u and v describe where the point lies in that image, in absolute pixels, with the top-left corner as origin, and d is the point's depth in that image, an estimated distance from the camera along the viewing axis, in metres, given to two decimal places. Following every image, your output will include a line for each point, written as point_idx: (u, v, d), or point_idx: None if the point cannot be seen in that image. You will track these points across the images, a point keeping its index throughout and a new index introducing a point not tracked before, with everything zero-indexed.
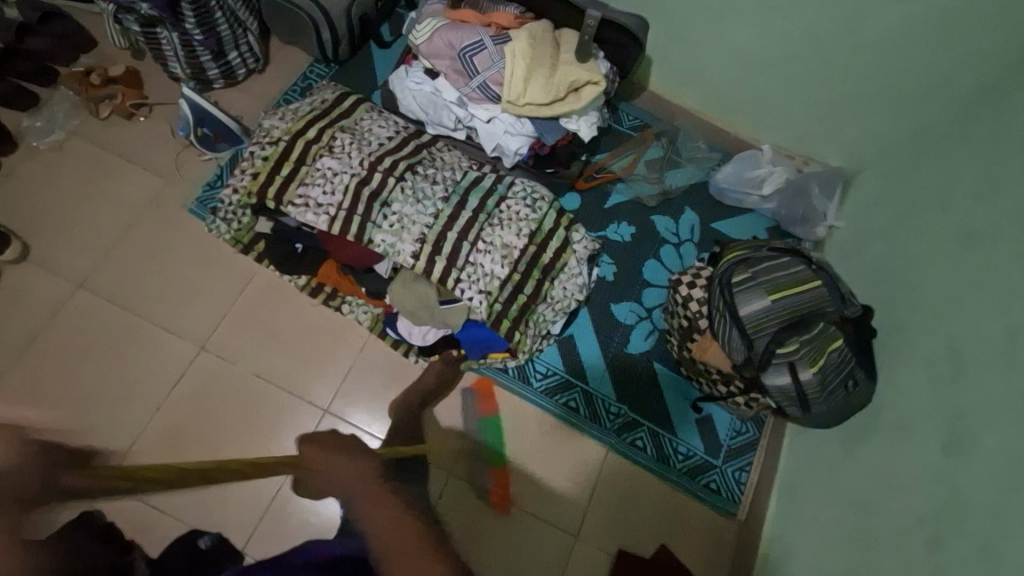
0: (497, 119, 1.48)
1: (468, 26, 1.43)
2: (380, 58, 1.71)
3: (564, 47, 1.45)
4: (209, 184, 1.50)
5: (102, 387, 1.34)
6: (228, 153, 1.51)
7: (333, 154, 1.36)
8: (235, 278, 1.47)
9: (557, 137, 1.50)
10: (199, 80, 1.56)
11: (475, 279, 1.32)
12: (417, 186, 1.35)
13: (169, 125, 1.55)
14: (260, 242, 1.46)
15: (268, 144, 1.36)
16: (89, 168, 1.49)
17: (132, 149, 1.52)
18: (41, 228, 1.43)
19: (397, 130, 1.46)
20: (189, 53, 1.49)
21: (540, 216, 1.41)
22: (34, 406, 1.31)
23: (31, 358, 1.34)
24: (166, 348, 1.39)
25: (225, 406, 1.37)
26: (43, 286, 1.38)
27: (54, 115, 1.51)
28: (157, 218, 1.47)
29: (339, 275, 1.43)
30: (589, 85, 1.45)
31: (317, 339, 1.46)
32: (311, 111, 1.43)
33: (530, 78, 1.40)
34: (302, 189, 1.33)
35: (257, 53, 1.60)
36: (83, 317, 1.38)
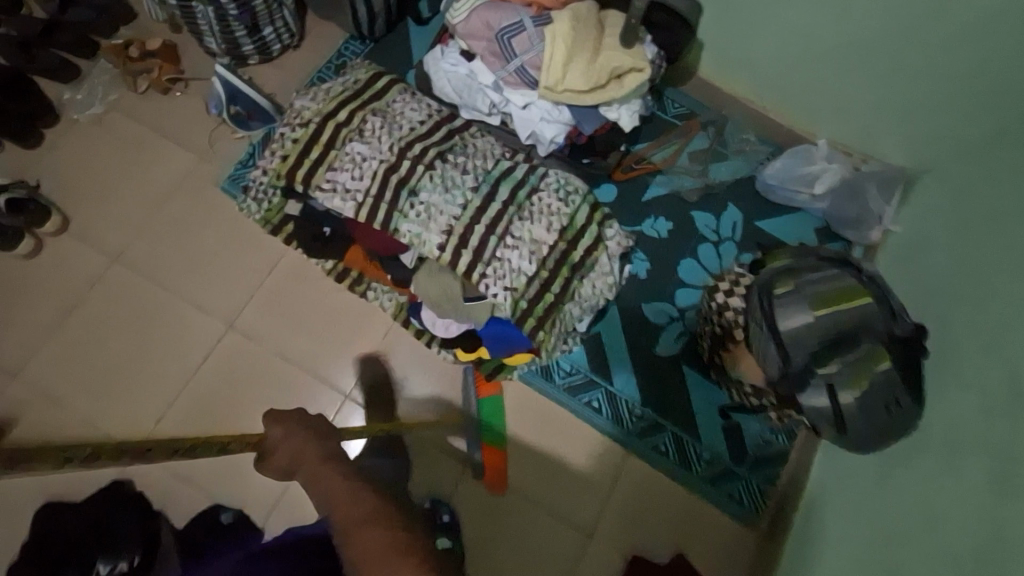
0: (534, 105, 1.41)
1: (507, 6, 1.36)
2: (417, 37, 1.65)
3: (609, 30, 1.36)
4: (242, 163, 1.50)
5: (133, 360, 1.38)
6: (261, 132, 1.51)
7: (363, 138, 1.33)
8: (264, 259, 1.47)
9: (595, 126, 1.43)
10: (235, 56, 1.54)
11: (501, 274, 1.29)
12: (446, 174, 1.31)
13: (203, 102, 1.54)
14: (289, 225, 1.44)
15: (299, 126, 1.33)
16: (126, 142, 1.51)
17: (168, 125, 1.52)
18: (79, 201, 1.45)
19: (429, 113, 1.41)
20: (225, 28, 1.46)
21: (572, 210, 1.35)
22: (71, 375, 1.36)
23: (68, 329, 1.38)
24: (195, 325, 1.41)
25: (250, 385, 1.40)
26: (80, 259, 1.42)
27: (94, 88, 1.52)
28: (190, 195, 1.48)
29: (365, 260, 1.42)
30: (633, 72, 1.37)
31: (342, 324, 1.47)
32: (343, 92, 1.39)
33: (570, 63, 1.33)
34: (330, 173, 1.30)
35: (292, 30, 1.57)
36: (118, 291, 1.41)
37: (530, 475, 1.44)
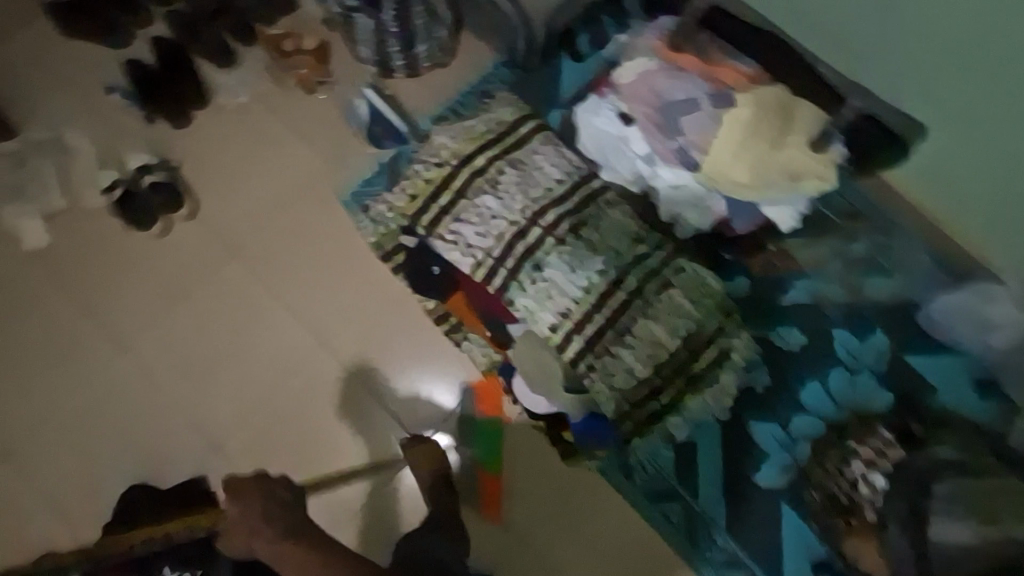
0: (686, 186, 1.26)
1: (683, 76, 1.21)
2: (569, 70, 1.49)
3: (796, 122, 1.17)
4: (367, 180, 1.45)
5: (229, 359, 1.39)
6: (392, 152, 1.47)
7: (495, 192, 1.25)
8: (367, 283, 1.44)
9: (747, 223, 1.28)
10: (383, 67, 1.51)
11: (609, 371, 1.19)
12: (575, 251, 1.21)
13: (343, 109, 1.51)
14: (400, 254, 1.40)
15: (434, 165, 1.28)
16: (264, 138, 1.50)
17: (306, 126, 1.51)
18: (211, 189, 1.47)
19: (568, 170, 1.29)
20: (381, 38, 1.45)
21: (701, 316, 1.21)
22: (170, 362, 1.38)
23: (177, 314, 1.40)
24: (294, 337, 1.41)
25: (327, 409, 1.37)
26: (203, 247, 1.44)
27: (243, 76, 1.52)
28: (313, 203, 1.47)
29: (467, 308, 1.36)
30: (811, 178, 1.19)
31: (431, 368, 1.38)
32: (484, 133, 1.32)
33: (739, 157, 1.18)
34: (455, 223, 1.24)
35: (445, 48, 1.51)
36: (229, 286, 1.43)
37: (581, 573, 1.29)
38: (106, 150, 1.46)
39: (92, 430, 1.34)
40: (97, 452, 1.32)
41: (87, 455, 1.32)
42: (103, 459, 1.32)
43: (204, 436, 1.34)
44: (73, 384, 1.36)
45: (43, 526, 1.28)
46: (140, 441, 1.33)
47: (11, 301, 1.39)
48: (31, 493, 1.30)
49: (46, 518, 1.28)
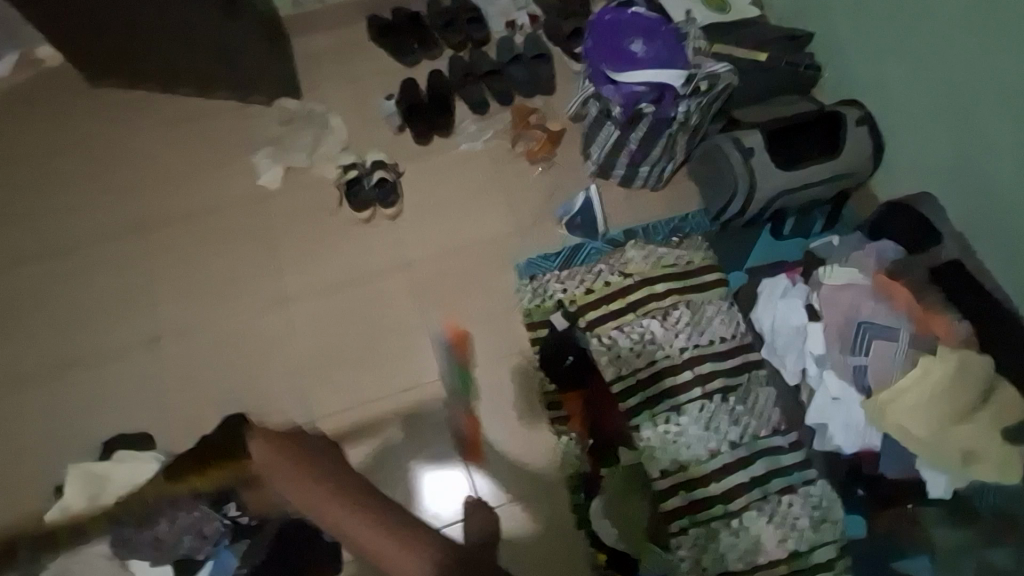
0: (846, 404, 1.21)
1: (890, 306, 1.21)
2: (764, 243, 1.59)
3: (992, 402, 1.11)
4: (545, 256, 1.57)
5: (361, 349, 1.48)
6: (576, 242, 1.58)
7: (663, 323, 1.29)
8: (505, 343, 1.49)
9: (899, 471, 1.19)
10: (603, 171, 1.63)
11: (700, 545, 1.13)
12: (716, 413, 1.20)
13: (554, 188, 1.65)
14: (543, 330, 1.48)
15: (618, 273, 1.36)
16: (478, 183, 1.67)
17: (515, 188, 1.66)
18: (416, 204, 1.63)
19: (735, 333, 1.31)
20: (615, 149, 1.52)
21: (816, 540, 1.13)
22: (314, 327, 1.49)
23: (338, 290, 1.53)
24: (418, 359, 1.48)
25: (419, 437, 1.40)
26: (386, 246, 1.58)
27: (486, 128, 1.73)
28: (491, 253, 1.58)
29: (581, 411, 1.37)
30: (986, 463, 1.10)
31: (521, 450, 1.38)
32: (672, 266, 1.39)
33: (920, 406, 1.12)
34: (615, 332, 1.29)
35: (662, 177, 1.60)
36: (388, 287, 1.54)
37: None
38: (356, 139, 1.70)
39: (228, 351, 1.46)
40: (219, 371, 1.44)
41: (211, 372, 1.44)
42: (223, 381, 1.43)
43: (305, 404, 1.42)
44: (233, 308, 1.50)
45: (146, 411, 1.39)
46: (255, 381, 1.44)
47: (225, 220, 1.59)
48: (155, 381, 1.42)
49: (151, 404, 1.40)
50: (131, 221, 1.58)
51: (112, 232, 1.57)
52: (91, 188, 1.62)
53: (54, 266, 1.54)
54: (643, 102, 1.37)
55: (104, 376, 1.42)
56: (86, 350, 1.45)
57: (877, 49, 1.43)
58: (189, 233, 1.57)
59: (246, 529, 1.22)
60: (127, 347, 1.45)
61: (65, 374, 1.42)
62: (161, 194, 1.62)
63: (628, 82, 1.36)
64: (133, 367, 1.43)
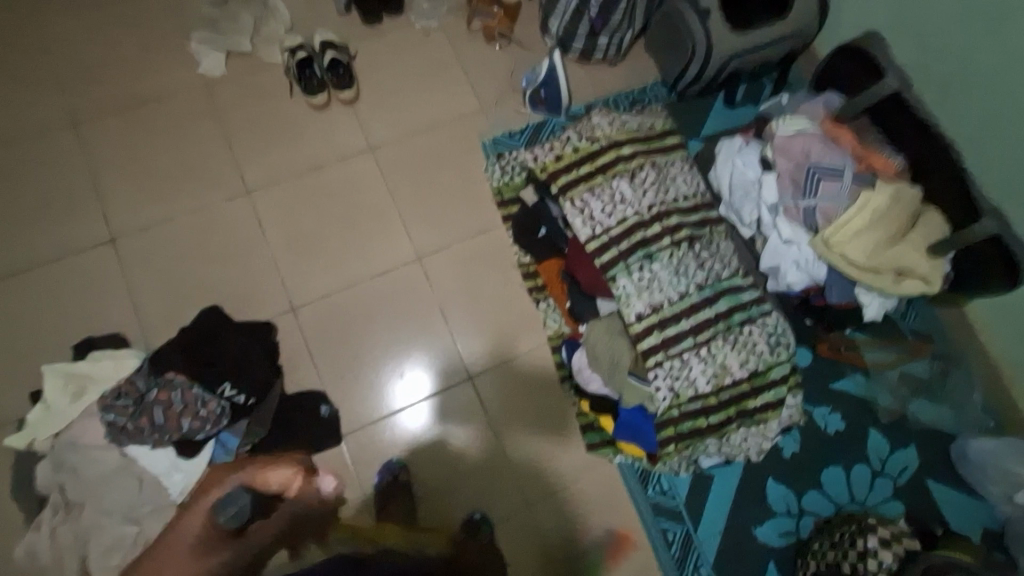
0: (796, 245, 1.33)
1: (838, 148, 1.32)
2: (718, 112, 1.65)
3: (919, 227, 1.27)
4: (510, 134, 1.58)
5: (335, 237, 1.47)
6: (540, 119, 1.60)
7: (631, 182, 1.34)
8: (478, 221, 1.52)
9: (841, 298, 1.33)
10: (562, 44, 1.62)
11: (675, 375, 1.25)
12: (684, 259, 1.30)
13: (514, 67, 1.64)
14: (515, 207, 1.52)
15: (586, 138, 1.38)
16: (436, 64, 1.62)
17: (475, 68, 1.63)
18: (373, 89, 1.58)
19: (696, 191, 1.40)
20: (574, 19, 1.53)
21: (773, 361, 1.29)
22: (284, 219, 1.46)
23: (302, 180, 1.49)
24: (392, 242, 1.48)
25: (403, 316, 1.43)
26: (348, 133, 1.54)
27: (439, 6, 1.65)
28: (456, 136, 1.58)
29: (557, 277, 1.42)
30: (916, 279, 1.27)
31: (505, 319, 1.46)
32: (635, 130, 1.42)
33: (862, 235, 1.26)
34: (586, 195, 1.33)
35: (621, 49, 1.62)
36: (354, 174, 1.52)
37: (579, 551, 1.31)
38: (300, 20, 1.59)
39: (194, 247, 1.42)
40: (186, 266, 1.40)
41: (180, 268, 1.40)
42: (191, 276, 1.39)
43: (283, 291, 1.41)
44: (193, 204, 1.44)
45: (114, 310, 1.35)
46: (227, 274, 1.41)
47: (168, 112, 1.49)
48: (121, 280, 1.37)
49: (119, 303, 1.35)
50: (61, 116, 1.46)
51: (42, 129, 1.44)
52: (7, 82, 1.46)
53: None
54: None
55: (63, 279, 1.36)
56: (37, 254, 1.37)
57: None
58: (131, 128, 1.47)
59: (244, 407, 1.27)
60: (83, 248, 1.38)
61: (19, 280, 1.35)
62: (91, 87, 1.48)
63: None
64: (95, 268, 1.37)
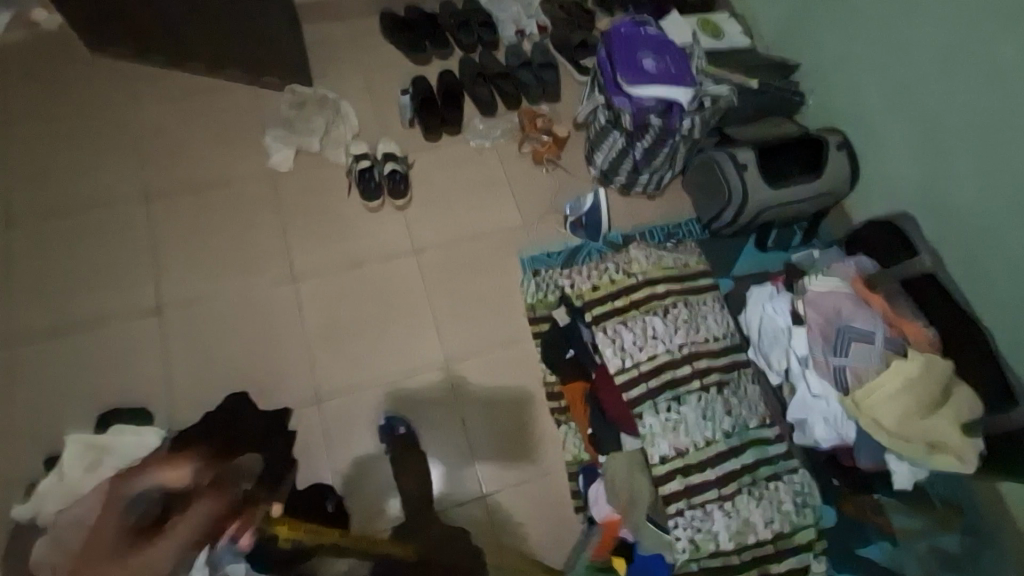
0: (825, 400, 1.34)
1: (870, 311, 1.34)
2: (748, 254, 1.70)
3: (950, 400, 1.26)
4: (548, 253, 1.64)
5: (368, 333, 1.50)
6: (579, 242, 1.66)
7: (664, 318, 1.37)
8: (509, 334, 1.55)
9: (870, 463, 1.31)
10: (604, 178, 1.71)
11: (695, 525, 1.21)
12: (712, 403, 1.30)
13: (559, 190, 1.73)
14: (545, 324, 1.54)
15: (623, 271, 1.43)
16: (484, 179, 1.72)
17: (521, 187, 1.73)
18: (424, 196, 1.67)
19: (727, 332, 1.42)
20: (618, 158, 1.61)
21: (798, 523, 1.25)
22: (322, 309, 1.50)
23: (345, 274, 1.55)
24: (422, 345, 1.50)
25: (424, 421, 1.43)
26: (394, 234, 1.61)
27: (495, 127, 1.78)
28: (497, 248, 1.64)
29: (580, 400, 1.42)
30: (947, 454, 1.24)
31: (524, 438, 1.44)
32: (671, 268, 1.47)
33: (893, 401, 1.25)
34: (619, 326, 1.36)
35: (660, 185, 1.70)
36: (395, 274, 1.57)
37: None
38: (367, 128, 1.72)
39: (231, 327, 1.45)
40: (220, 346, 1.42)
41: (214, 347, 1.42)
42: (222, 356, 1.41)
43: (309, 383, 1.42)
44: (238, 286, 1.49)
45: (141, 382, 1.36)
46: (257, 358, 1.42)
47: (233, 196, 1.58)
48: (157, 353, 1.39)
49: (149, 375, 1.37)
50: (133, 191, 1.55)
51: (116, 199, 1.54)
52: (93, 154, 1.58)
53: (47, 229, 1.48)
54: (652, 115, 1.45)
55: (103, 344, 1.39)
56: (83, 318, 1.41)
57: (869, 69, 1.57)
58: (195, 207, 1.56)
59: None
60: (130, 316, 1.42)
61: (61, 340, 1.38)
62: (168, 166, 1.59)
63: (640, 94, 1.42)
64: (136, 337, 1.40)
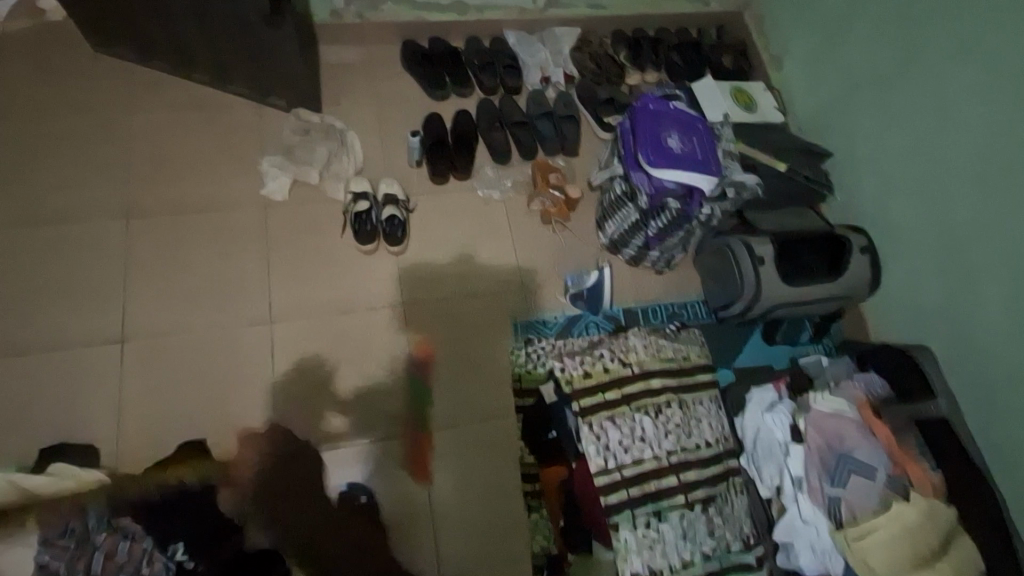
0: (815, 528, 1.25)
1: (873, 442, 1.27)
2: (753, 345, 1.61)
3: (949, 553, 1.17)
4: (544, 321, 1.56)
5: (342, 386, 1.41)
6: (577, 313, 1.57)
7: (654, 418, 1.29)
8: (491, 404, 1.46)
9: None
10: (613, 247, 1.62)
11: None
12: (694, 522, 1.24)
13: (563, 252, 1.65)
14: (530, 398, 1.45)
15: (618, 360, 1.35)
16: (487, 233, 1.64)
17: (524, 245, 1.64)
18: (421, 244, 1.59)
19: (720, 437, 1.33)
20: (629, 232, 1.53)
21: None
22: (297, 356, 1.42)
23: (327, 320, 1.47)
24: (398, 407, 1.42)
25: (391, 491, 1.34)
26: (385, 281, 1.53)
27: (505, 178, 1.70)
28: (491, 308, 1.56)
29: (556, 489, 1.36)
30: None
31: (491, 521, 1.35)
32: (669, 360, 1.38)
33: (886, 548, 1.15)
34: (607, 422, 1.27)
35: (670, 262, 1.62)
36: (381, 325, 1.49)
37: None
38: (372, 164, 1.65)
39: (198, 365, 1.37)
40: (183, 385, 1.34)
41: (176, 386, 1.34)
42: (184, 397, 1.33)
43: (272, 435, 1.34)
44: (214, 320, 1.42)
45: (94, 417, 1.28)
46: (221, 403, 1.34)
47: (221, 223, 1.51)
48: (116, 385, 1.32)
49: (103, 410, 1.29)
50: (117, 206, 1.48)
51: (98, 212, 1.46)
52: (82, 161, 1.51)
53: (19, 237, 1.41)
54: (671, 198, 1.36)
55: (60, 370, 1.31)
56: (45, 338, 1.33)
57: (906, 179, 1.50)
58: (179, 230, 1.48)
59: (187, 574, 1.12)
60: (94, 341, 1.35)
61: (16, 361, 1.30)
62: (157, 183, 1.52)
63: (659, 177, 1.34)
64: (97, 366, 1.33)
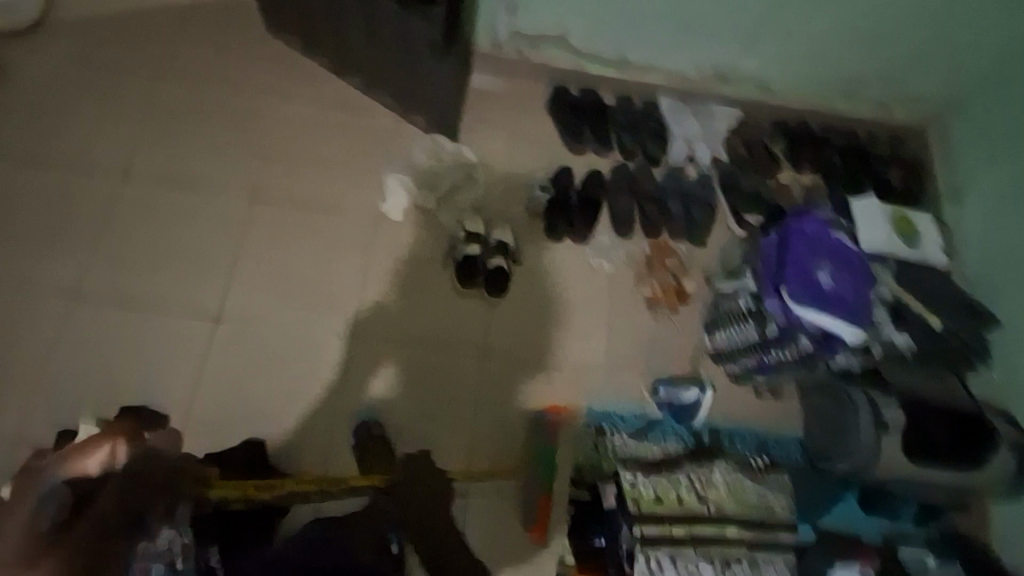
0: None
1: None
2: (846, 505, 1.42)
3: None
4: (621, 414, 1.45)
5: (401, 424, 1.38)
6: (657, 415, 1.46)
7: (718, 571, 1.18)
8: (542, 487, 1.36)
9: None
10: (716, 356, 1.51)
11: None
12: None
13: (659, 346, 1.53)
14: (584, 493, 1.33)
15: (695, 493, 1.24)
16: (586, 303, 1.55)
17: (621, 326, 1.54)
18: (516, 298, 1.53)
19: None
20: (740, 351, 1.41)
21: None
22: (366, 380, 1.40)
23: (405, 352, 1.44)
24: (450, 464, 1.37)
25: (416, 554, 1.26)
26: (471, 327, 1.48)
27: (620, 250, 1.60)
28: (569, 385, 1.47)
29: None
30: None
31: None
32: (750, 506, 1.25)
33: None
34: (666, 559, 1.18)
35: (774, 388, 1.48)
36: (455, 371, 1.44)
37: None
38: (489, 203, 1.60)
39: (276, 365, 1.38)
40: (258, 381, 1.37)
41: (251, 378, 1.36)
42: (255, 393, 1.36)
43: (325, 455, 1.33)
44: (300, 323, 1.43)
45: (172, 388, 1.33)
46: (287, 409, 1.35)
47: (332, 227, 1.52)
48: (199, 363, 1.36)
49: (181, 384, 1.34)
50: (245, 188, 1.52)
51: (227, 189, 1.52)
52: (226, 136, 1.57)
53: (154, 196, 1.48)
54: (804, 339, 1.24)
55: (154, 333, 1.37)
56: (152, 299, 1.40)
57: None
58: (294, 225, 1.51)
59: None
60: (191, 314, 1.40)
61: (123, 315, 1.37)
62: (285, 174, 1.55)
63: (799, 314, 1.21)
64: (186, 338, 1.37)
